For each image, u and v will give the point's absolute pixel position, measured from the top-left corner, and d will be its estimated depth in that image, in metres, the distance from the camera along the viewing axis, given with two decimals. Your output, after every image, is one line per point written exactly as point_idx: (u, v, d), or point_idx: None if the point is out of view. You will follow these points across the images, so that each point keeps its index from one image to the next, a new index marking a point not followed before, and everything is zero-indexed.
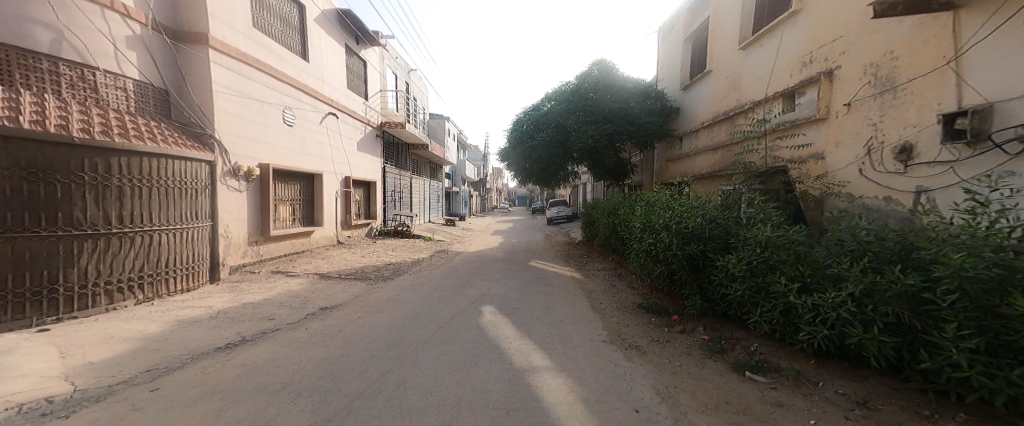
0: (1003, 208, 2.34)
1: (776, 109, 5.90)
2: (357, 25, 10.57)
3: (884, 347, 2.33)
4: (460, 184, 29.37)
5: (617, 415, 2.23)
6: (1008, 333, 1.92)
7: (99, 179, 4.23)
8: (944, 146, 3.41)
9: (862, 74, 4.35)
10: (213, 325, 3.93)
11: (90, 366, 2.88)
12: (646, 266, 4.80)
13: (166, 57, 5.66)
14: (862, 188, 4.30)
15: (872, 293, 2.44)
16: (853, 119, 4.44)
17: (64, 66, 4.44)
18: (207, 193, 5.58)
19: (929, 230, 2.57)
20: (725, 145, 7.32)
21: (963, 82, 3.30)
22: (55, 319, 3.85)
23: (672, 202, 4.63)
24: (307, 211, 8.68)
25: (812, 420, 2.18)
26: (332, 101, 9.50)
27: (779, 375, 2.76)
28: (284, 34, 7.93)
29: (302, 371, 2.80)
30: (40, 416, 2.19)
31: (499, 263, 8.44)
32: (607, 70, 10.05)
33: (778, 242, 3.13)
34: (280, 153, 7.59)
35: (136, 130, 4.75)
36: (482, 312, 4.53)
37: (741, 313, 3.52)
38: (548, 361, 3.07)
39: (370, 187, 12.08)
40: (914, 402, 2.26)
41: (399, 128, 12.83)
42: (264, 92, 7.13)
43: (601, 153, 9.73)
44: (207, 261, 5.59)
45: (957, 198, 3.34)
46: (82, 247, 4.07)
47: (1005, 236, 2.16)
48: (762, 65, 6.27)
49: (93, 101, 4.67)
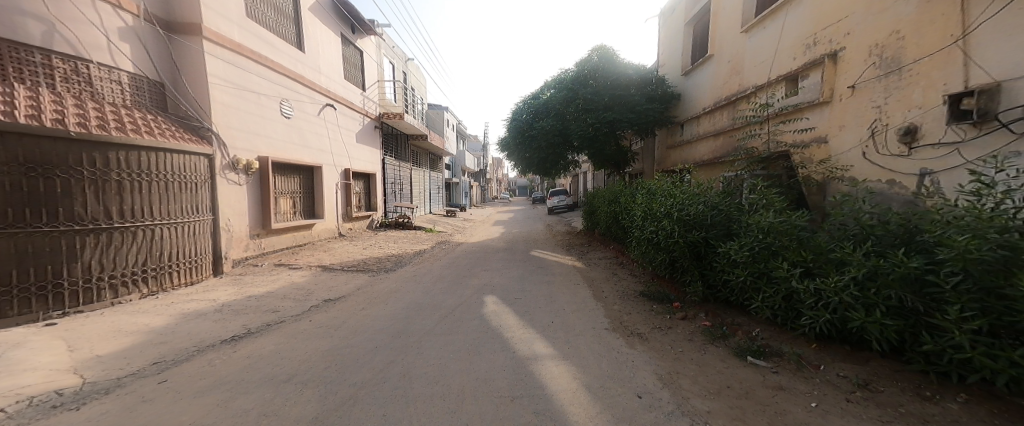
0: (1009, 189, 2.30)
1: (778, 93, 5.82)
2: (352, 14, 10.38)
3: (887, 330, 2.34)
4: (460, 176, 29.31)
5: (620, 401, 2.25)
6: (1012, 314, 1.92)
7: (98, 173, 4.21)
8: (950, 127, 3.37)
9: (867, 55, 4.27)
10: (218, 318, 3.95)
11: (98, 360, 2.91)
12: (647, 254, 4.80)
13: (160, 48, 5.58)
14: (865, 172, 4.26)
15: (875, 277, 2.43)
16: (857, 102, 4.38)
17: (56, 59, 4.39)
18: (206, 186, 5.56)
19: (934, 212, 2.54)
20: (726, 130, 7.27)
21: (971, 62, 3.24)
22: (61, 313, 3.87)
23: (674, 189, 4.61)
24: (307, 204, 8.66)
25: (814, 403, 2.20)
26: (328, 93, 9.38)
27: (781, 359, 2.78)
28: (278, 24, 7.79)
29: (308, 362, 2.83)
30: (51, 408, 2.22)
31: (500, 253, 8.44)
32: (607, 56, 9.90)
33: (781, 227, 3.11)
34: (278, 147, 7.54)
35: (132, 124, 4.71)
36: (484, 302, 4.55)
37: (743, 298, 3.53)
38: (550, 349, 3.09)
39: (369, 179, 12.03)
40: (915, 384, 2.28)
41: (398, 119, 12.71)
42: (260, 83, 7.03)
43: (601, 142, 9.69)
44: (209, 255, 5.60)
45: (962, 180, 3.31)
46: (84, 242, 4.08)
47: (1010, 217, 2.14)
48: (765, 49, 6.16)
49: (88, 94, 4.63)
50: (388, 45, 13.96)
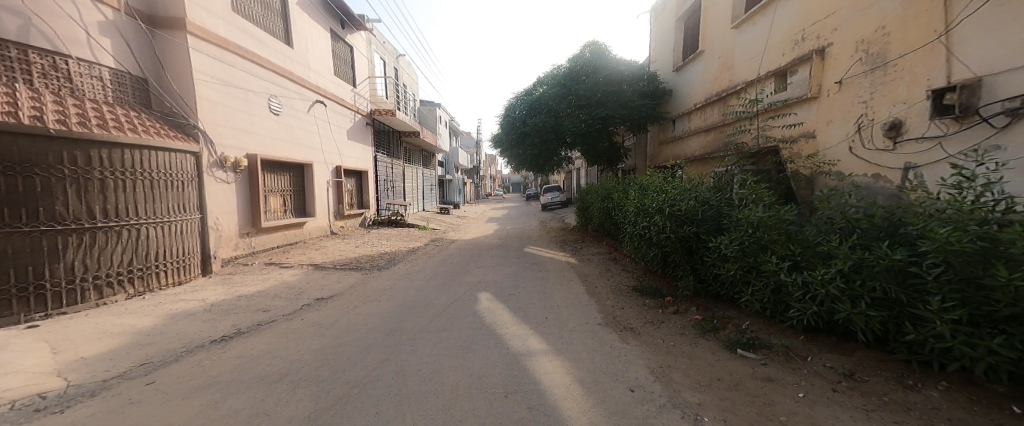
0: (989, 182, 2.35)
1: (768, 88, 5.87)
2: (341, 9, 10.23)
3: (871, 321, 2.39)
4: (453, 173, 29.24)
5: (613, 395, 2.27)
6: (990, 304, 1.96)
7: (80, 171, 4.11)
8: (933, 121, 3.43)
9: (854, 50, 4.32)
10: (207, 318, 3.89)
11: (82, 362, 2.85)
12: (640, 249, 4.84)
13: (142, 43, 5.45)
14: (852, 167, 4.33)
15: (861, 269, 2.47)
16: (844, 98, 4.45)
17: (33, 54, 4.26)
18: (194, 184, 5.46)
19: (917, 205, 2.59)
20: (717, 125, 7.32)
21: (953, 57, 3.29)
22: (43, 315, 3.79)
23: (666, 185, 4.65)
24: (298, 203, 8.57)
25: (801, 393, 2.24)
26: (318, 89, 9.24)
27: (770, 351, 2.83)
28: (265, 19, 7.64)
29: (299, 361, 2.81)
30: (34, 412, 2.17)
31: (495, 250, 8.42)
32: (599, 52, 9.93)
33: (770, 222, 3.15)
34: (266, 144, 7.41)
35: (115, 121, 4.61)
36: (478, 299, 4.55)
37: (733, 292, 3.59)
38: (545, 344, 3.11)
39: (360, 177, 11.93)
40: (898, 373, 2.34)
41: (389, 116, 12.60)
42: (247, 79, 6.91)
43: (594, 138, 9.71)
44: (197, 254, 5.51)
45: (945, 173, 3.37)
46: (67, 243, 3.99)
47: (990, 210, 2.18)
48: (755, 44, 6.21)
49: (67, 91, 4.52)
50: (379, 41, 13.82)
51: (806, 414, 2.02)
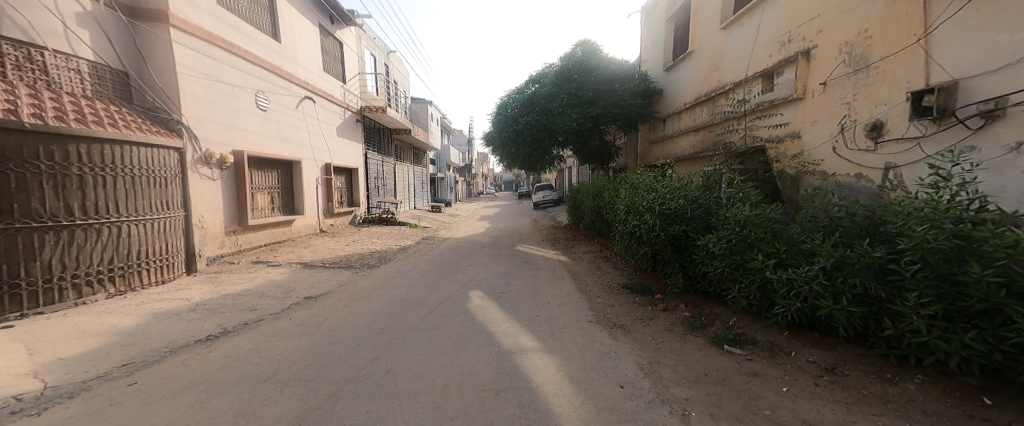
0: (964, 182, 2.42)
1: (755, 89, 5.97)
2: (330, 3, 10.05)
3: (852, 316, 2.46)
4: (445, 171, 29.10)
5: (604, 391, 2.30)
6: (964, 300, 2.03)
7: (57, 167, 4.00)
8: (912, 122, 3.52)
9: (839, 53, 4.41)
10: (192, 317, 3.82)
11: (60, 363, 2.78)
12: (630, 247, 4.88)
13: (122, 36, 5.30)
14: (836, 167, 4.43)
15: (842, 266, 2.54)
16: (829, 99, 4.54)
17: (7, 46, 4.12)
18: (177, 181, 5.35)
19: (896, 204, 2.66)
20: (707, 125, 7.40)
21: (931, 61, 3.38)
22: (18, 315, 3.67)
23: (656, 184, 4.69)
24: (285, 200, 8.43)
25: (785, 387, 2.29)
26: (306, 85, 9.09)
27: (756, 347, 2.89)
28: (251, 12, 7.47)
29: (287, 361, 2.77)
30: (9, 414, 2.11)
31: (487, 248, 8.40)
32: (591, 51, 10.00)
33: (756, 220, 3.20)
34: (253, 140, 7.27)
35: (95, 115, 4.50)
36: (470, 297, 4.54)
37: (720, 289, 3.64)
38: (535, 342, 3.12)
39: (350, 174, 11.79)
40: (877, 367, 2.41)
41: (380, 112, 12.47)
42: (233, 74, 6.76)
43: (586, 137, 9.74)
44: (181, 253, 5.39)
45: (923, 173, 3.47)
46: (44, 241, 3.88)
47: (964, 209, 2.25)
48: (743, 45, 6.29)
49: (44, 84, 4.39)
50: (369, 36, 13.64)
51: (789, 408, 2.07)
